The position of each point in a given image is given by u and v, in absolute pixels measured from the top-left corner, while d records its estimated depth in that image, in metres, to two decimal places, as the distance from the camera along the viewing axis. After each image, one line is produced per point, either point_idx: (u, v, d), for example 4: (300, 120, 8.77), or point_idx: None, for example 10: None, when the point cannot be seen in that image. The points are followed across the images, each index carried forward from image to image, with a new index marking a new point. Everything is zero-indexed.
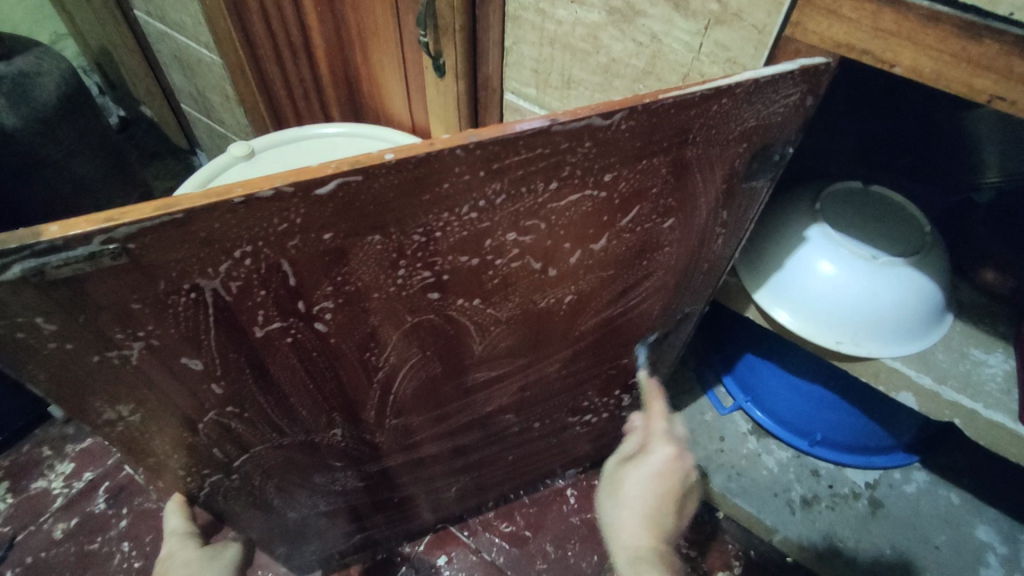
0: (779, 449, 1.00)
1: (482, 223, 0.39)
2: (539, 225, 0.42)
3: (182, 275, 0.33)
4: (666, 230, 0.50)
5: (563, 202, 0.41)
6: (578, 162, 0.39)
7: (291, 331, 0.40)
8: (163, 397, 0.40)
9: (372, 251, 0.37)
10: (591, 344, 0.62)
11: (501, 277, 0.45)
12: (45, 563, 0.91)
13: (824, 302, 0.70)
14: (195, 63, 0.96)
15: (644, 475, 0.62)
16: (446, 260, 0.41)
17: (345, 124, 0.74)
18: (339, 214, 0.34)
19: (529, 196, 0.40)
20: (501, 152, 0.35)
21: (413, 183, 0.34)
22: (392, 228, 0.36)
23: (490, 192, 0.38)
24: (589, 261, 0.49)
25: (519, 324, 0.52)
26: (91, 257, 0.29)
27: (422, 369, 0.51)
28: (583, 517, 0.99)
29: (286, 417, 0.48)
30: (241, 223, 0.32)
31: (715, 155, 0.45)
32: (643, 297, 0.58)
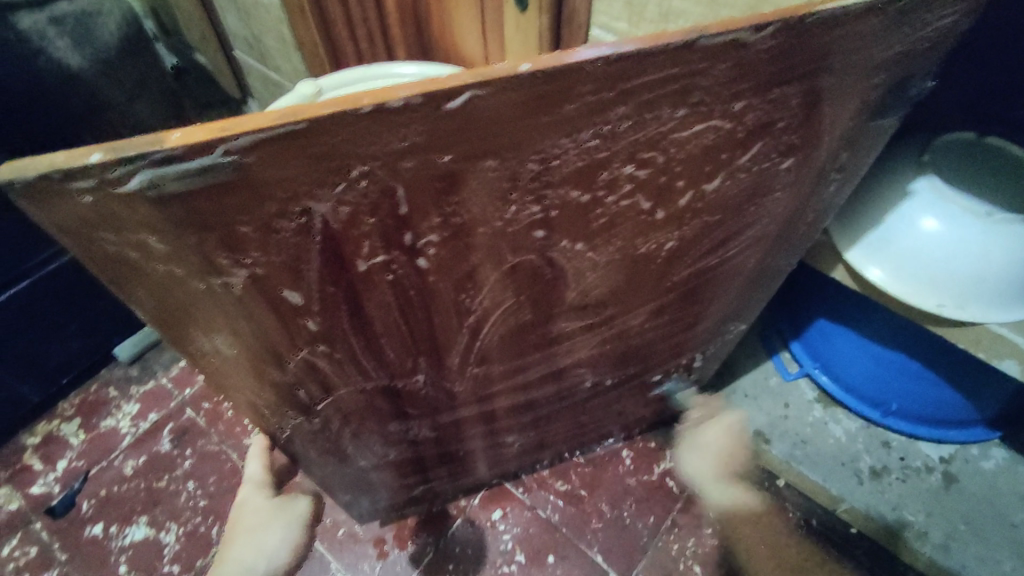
0: (847, 419, 0.96)
1: (600, 152, 0.35)
2: (657, 157, 0.38)
3: (293, 196, 0.30)
4: (782, 172, 0.46)
5: (686, 132, 0.37)
6: (713, 84, 0.34)
7: (392, 267, 0.38)
8: (259, 332, 0.39)
9: (485, 179, 0.34)
10: (678, 297, 0.59)
11: (609, 216, 0.41)
12: (119, 495, 0.95)
13: (925, 262, 0.65)
14: (252, 5, 0.93)
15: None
16: (558, 193, 0.37)
17: (426, 64, 0.70)
18: (460, 133, 0.30)
19: (654, 122, 0.35)
20: (634, 69, 0.31)
21: (539, 101, 0.30)
22: (509, 154, 0.33)
23: (614, 115, 0.33)
24: (698, 203, 0.45)
25: (616, 270, 0.49)
26: (207, 170, 0.27)
27: (512, 315, 0.49)
28: (639, 479, 0.97)
29: (374, 361, 0.47)
30: (360, 139, 0.29)
31: (852, 84, 0.40)
32: (740, 249, 0.54)
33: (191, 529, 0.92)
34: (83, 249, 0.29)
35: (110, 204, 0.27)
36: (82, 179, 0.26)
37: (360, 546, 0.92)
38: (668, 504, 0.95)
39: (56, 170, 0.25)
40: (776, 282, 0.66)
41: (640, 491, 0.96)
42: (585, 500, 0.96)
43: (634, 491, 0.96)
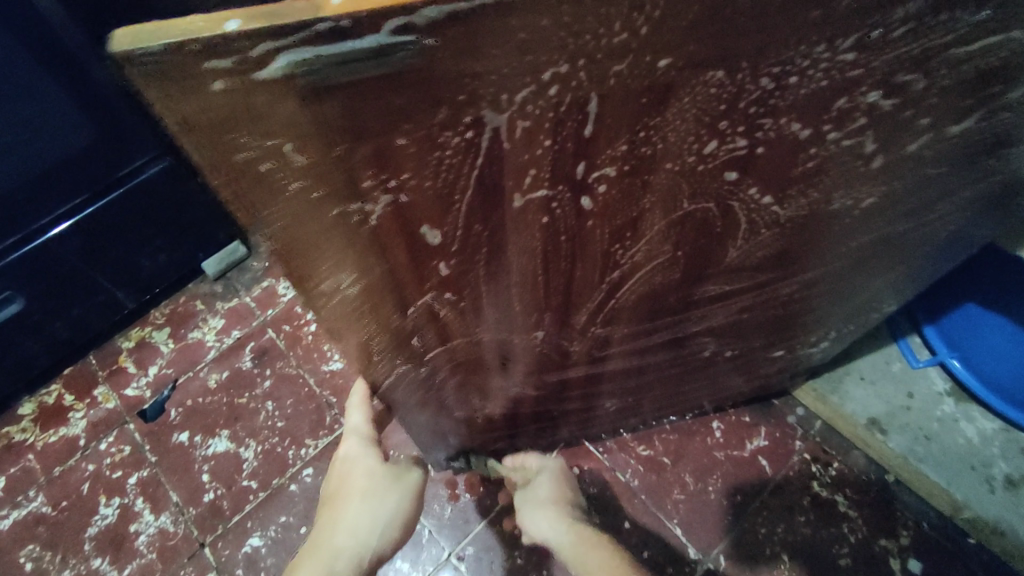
0: (983, 418, 0.84)
1: (853, 69, 0.27)
2: (916, 82, 0.29)
3: (469, 102, 0.23)
4: None
5: (970, 46, 0.27)
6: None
7: (552, 205, 0.31)
8: (386, 270, 0.33)
9: (702, 96, 0.26)
10: (843, 267, 0.49)
11: (818, 160, 0.33)
12: (203, 407, 0.96)
13: None
14: None
15: (549, 482, 0.70)
16: (777, 123, 0.29)
17: None
18: (698, 24, 0.22)
19: (938, 30, 0.26)
20: None
21: None
22: (741, 64, 0.25)
23: (896, 14, 0.25)
24: (926, 151, 0.35)
25: (795, 230, 0.40)
26: (380, 54, 0.20)
27: (660, 273, 0.41)
28: (729, 456, 0.90)
29: (499, 311, 0.41)
30: (574, 22, 0.21)
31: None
32: (942, 215, 0.44)
33: (269, 448, 0.93)
34: (208, 158, 0.23)
35: (250, 94, 0.20)
36: (221, 56, 0.19)
37: (431, 486, 0.90)
38: (759, 484, 0.88)
39: (191, 42, 0.18)
40: (957, 259, 0.55)
41: (729, 468, 0.89)
42: (668, 469, 0.90)
43: (723, 466, 0.90)
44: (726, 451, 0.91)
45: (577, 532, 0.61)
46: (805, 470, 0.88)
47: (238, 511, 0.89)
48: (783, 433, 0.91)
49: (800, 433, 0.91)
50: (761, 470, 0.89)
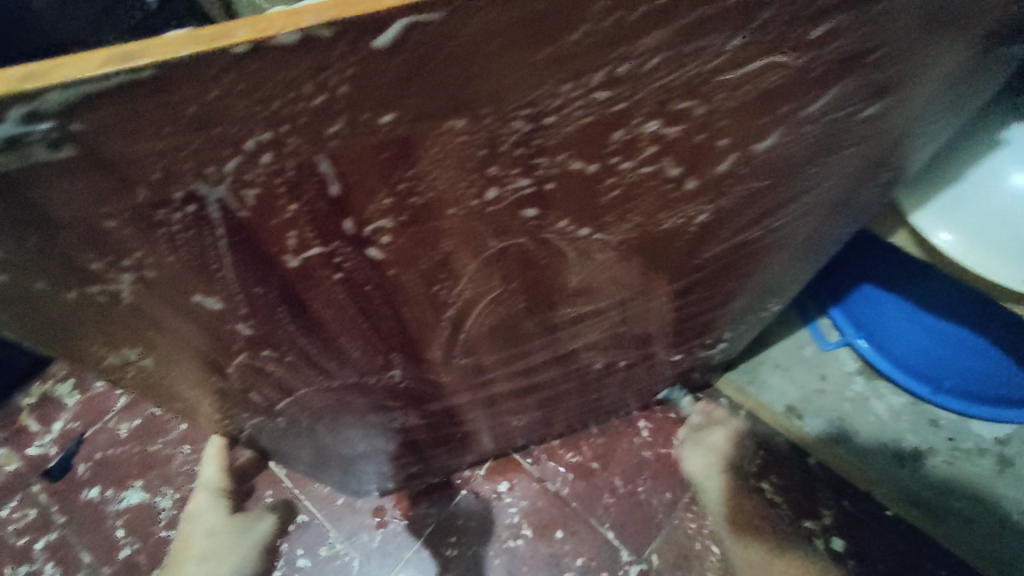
0: (892, 394, 0.87)
1: (616, 103, 0.25)
2: (697, 109, 0.27)
3: (168, 178, 0.21)
4: (860, 123, 0.34)
5: (742, 70, 0.26)
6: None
7: (336, 260, 0.29)
8: (177, 339, 0.31)
9: (451, 144, 0.24)
10: (707, 276, 0.48)
11: (623, 187, 0.31)
12: (114, 459, 0.92)
13: (1002, 222, 0.56)
14: None
15: (725, 436, 0.90)
16: (555, 160, 0.27)
17: None
18: (405, 80, 0.20)
19: (696, 58, 0.24)
20: None
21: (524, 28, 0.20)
22: (485, 113, 0.23)
23: (640, 48, 0.23)
24: (742, 168, 0.34)
25: (632, 251, 0.39)
26: (12, 144, 0.18)
27: (502, 303, 0.40)
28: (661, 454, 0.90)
29: (334, 358, 0.39)
30: (250, 93, 0.19)
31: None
32: (791, 218, 0.44)
33: (186, 496, 0.89)
34: None
35: None
36: None
37: (359, 515, 0.88)
38: (687, 480, 0.88)
39: None
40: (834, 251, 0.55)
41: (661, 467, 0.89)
42: (597, 473, 0.89)
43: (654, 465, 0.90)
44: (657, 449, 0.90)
45: None
46: (731, 462, 0.88)
47: (156, 565, 0.85)
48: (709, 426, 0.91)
49: (725, 424, 0.92)
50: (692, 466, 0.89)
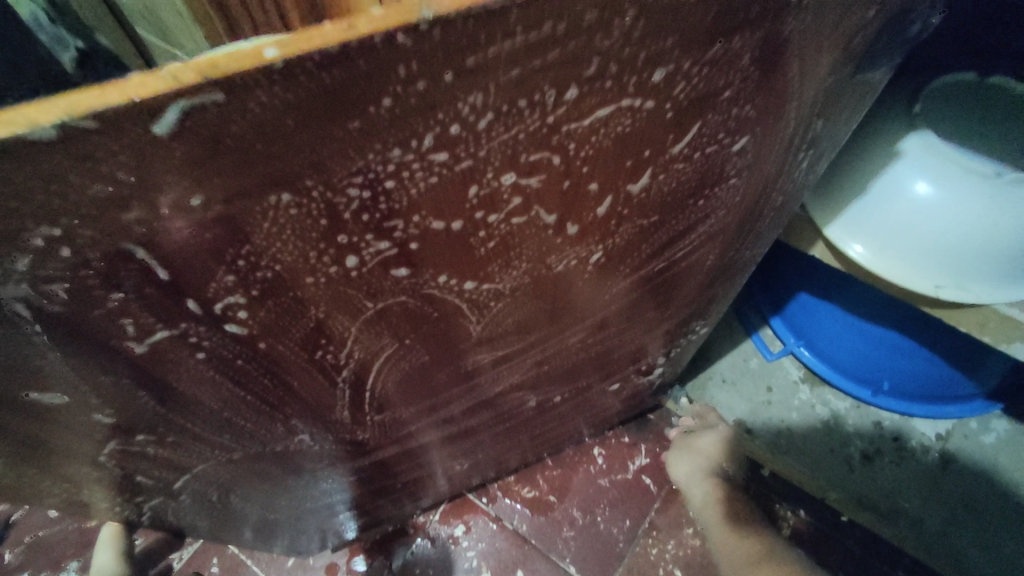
0: (836, 399, 0.88)
1: (459, 162, 0.25)
2: (551, 159, 0.27)
3: None
4: (734, 156, 0.34)
5: (584, 119, 0.26)
6: (614, 52, 0.23)
7: (192, 342, 0.27)
8: (28, 435, 0.29)
9: (284, 219, 0.23)
10: (623, 309, 0.48)
11: (499, 239, 0.31)
12: (44, 542, 0.86)
13: (913, 233, 0.57)
14: None
15: (712, 437, 0.83)
16: (411, 222, 0.27)
17: None
18: (204, 161, 0.19)
19: (531, 113, 0.24)
20: (479, 35, 0.20)
21: (326, 100, 0.19)
22: (312, 183, 0.22)
23: (465, 109, 0.22)
24: (624, 208, 0.34)
25: (530, 295, 0.38)
26: None
27: (404, 360, 0.38)
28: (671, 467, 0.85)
29: (227, 433, 0.37)
30: (21, 190, 0.18)
31: (825, 34, 0.29)
32: (694, 247, 0.44)
33: None
34: None
35: None
36: None
37: None
38: (645, 505, 0.87)
39: None
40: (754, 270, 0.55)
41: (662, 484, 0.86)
42: (555, 507, 0.87)
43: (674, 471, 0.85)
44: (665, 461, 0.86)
45: (705, 484, 0.79)
46: None
47: None
48: (664, 447, 0.91)
49: None
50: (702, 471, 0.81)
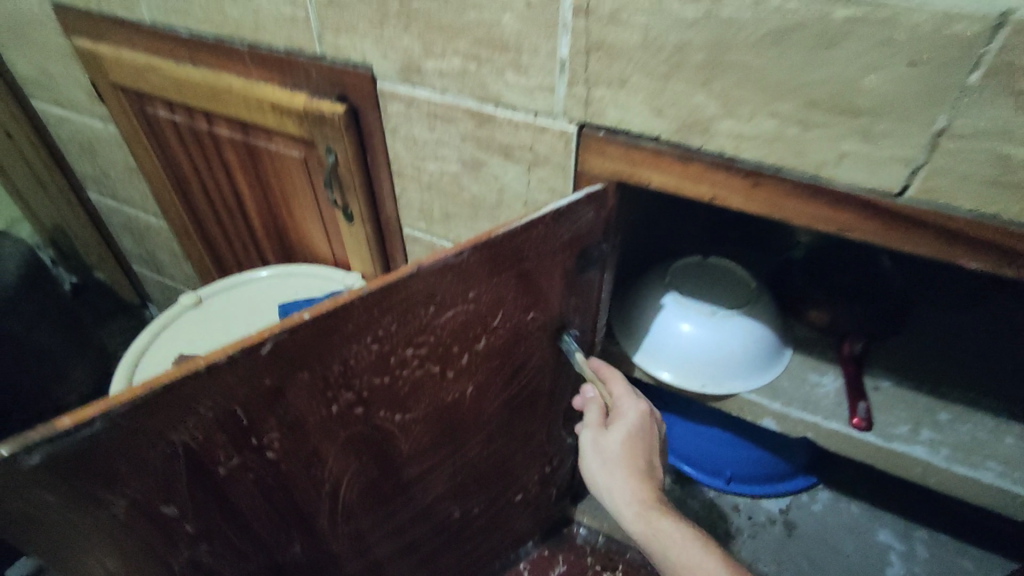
0: (701, 491, 1.13)
1: (383, 347, 0.53)
2: (428, 339, 0.56)
3: (159, 435, 0.43)
4: (530, 323, 0.65)
5: (440, 319, 0.56)
6: (447, 290, 0.54)
7: (248, 462, 0.51)
8: (141, 550, 0.49)
9: (304, 385, 0.50)
10: (499, 424, 0.74)
11: (408, 382, 0.58)
12: None
13: (684, 355, 0.88)
14: (145, 228, 1.25)
15: (625, 438, 0.64)
16: (362, 379, 0.54)
17: (275, 267, 0.95)
18: (276, 362, 0.46)
19: (413, 320, 0.54)
20: (388, 296, 0.50)
21: (328, 329, 0.48)
22: (321, 366, 0.50)
23: (384, 324, 0.52)
24: (475, 358, 0.63)
25: (432, 418, 0.65)
26: (89, 438, 0.40)
27: (360, 471, 0.62)
28: (609, 437, 0.65)
29: (250, 540, 0.56)
30: (204, 387, 0.43)
31: (549, 263, 0.61)
32: (531, 377, 0.73)
33: None
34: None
35: (15, 478, 0.39)
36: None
37: None
38: None
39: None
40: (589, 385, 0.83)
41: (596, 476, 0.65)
42: None
43: (628, 446, 0.64)
44: (592, 432, 0.67)
45: (642, 523, 0.61)
46: None
47: None
48: (577, 554, 1.09)
49: (589, 549, 1.09)
50: (648, 430, 0.65)
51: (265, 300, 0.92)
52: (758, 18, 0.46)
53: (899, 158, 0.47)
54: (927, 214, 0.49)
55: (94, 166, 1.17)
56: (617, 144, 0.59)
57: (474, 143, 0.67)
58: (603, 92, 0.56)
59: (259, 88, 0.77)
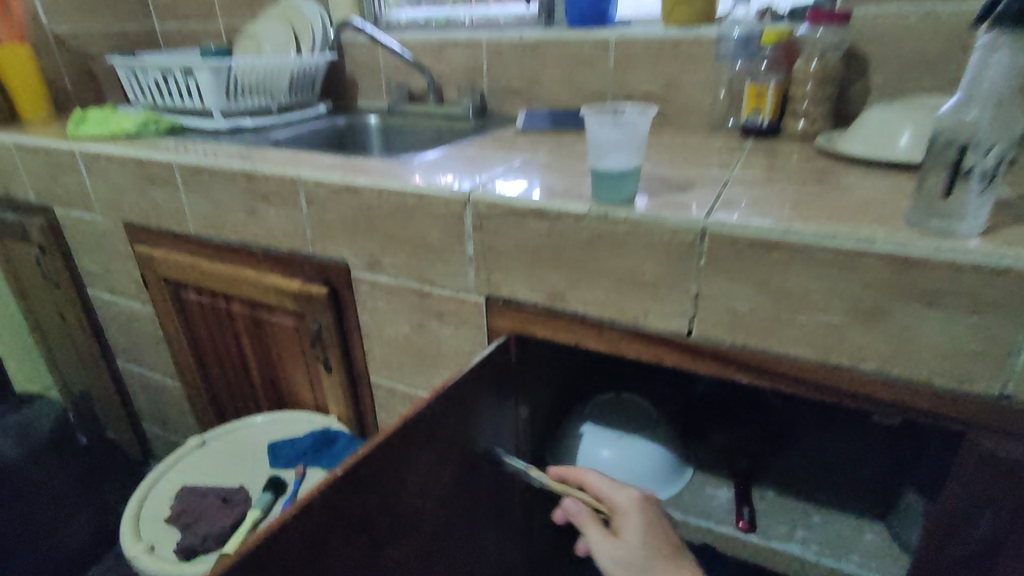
0: None
1: (388, 496, 0.66)
2: (417, 483, 0.69)
3: None
4: (479, 455, 0.81)
5: (423, 461, 0.70)
6: (424, 435, 0.69)
7: None
8: None
9: (335, 543, 0.60)
10: (468, 555, 0.85)
11: (407, 525, 0.69)
12: None
13: (598, 475, 1.04)
14: (160, 389, 1.47)
15: (638, 527, 0.75)
16: (375, 528, 0.65)
17: (268, 413, 1.15)
18: (316, 523, 0.57)
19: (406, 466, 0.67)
20: (387, 449, 0.64)
21: (350, 484, 0.61)
22: (352, 508, 0.61)
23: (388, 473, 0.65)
24: (450, 494, 0.76)
25: (425, 561, 0.74)
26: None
27: None
28: (624, 534, 0.75)
29: None
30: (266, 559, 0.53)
31: (482, 400, 0.80)
32: (489, 503, 0.86)
33: None
34: None
35: None
36: None
37: None
38: None
39: None
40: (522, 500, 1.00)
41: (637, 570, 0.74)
42: None
43: (647, 530, 0.75)
44: (598, 534, 0.76)
45: None
46: None
47: None
48: None
49: None
50: (656, 513, 0.77)
51: (256, 443, 1.11)
52: (577, 231, 0.74)
53: (678, 312, 0.73)
54: (709, 347, 0.73)
55: (126, 339, 1.44)
56: (511, 310, 0.85)
57: (417, 311, 0.94)
58: (496, 275, 0.83)
59: (268, 276, 1.06)
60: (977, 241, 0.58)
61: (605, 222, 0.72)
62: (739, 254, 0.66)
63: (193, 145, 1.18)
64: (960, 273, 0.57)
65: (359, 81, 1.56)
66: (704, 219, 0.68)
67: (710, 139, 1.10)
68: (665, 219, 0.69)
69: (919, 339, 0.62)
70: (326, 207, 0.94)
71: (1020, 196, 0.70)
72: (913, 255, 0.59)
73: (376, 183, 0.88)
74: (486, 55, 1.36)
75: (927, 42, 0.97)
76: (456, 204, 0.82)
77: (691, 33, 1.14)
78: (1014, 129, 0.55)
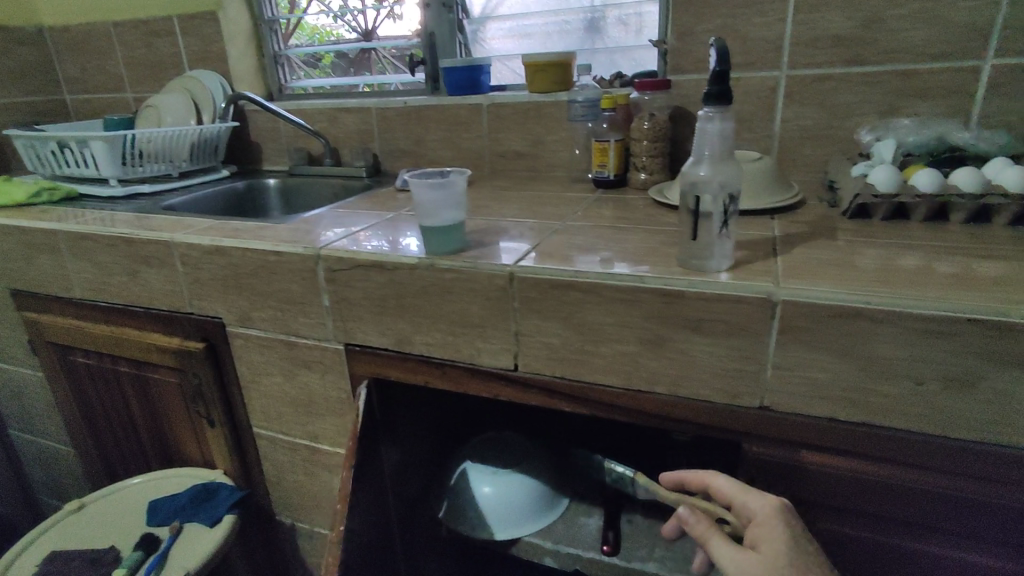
0: None
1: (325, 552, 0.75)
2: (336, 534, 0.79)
3: None
4: (372, 487, 0.93)
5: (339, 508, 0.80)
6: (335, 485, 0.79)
7: None
8: None
9: None
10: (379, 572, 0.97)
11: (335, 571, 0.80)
12: None
13: (477, 511, 1.08)
14: (54, 456, 1.45)
15: (781, 534, 0.60)
16: None
17: (146, 474, 1.18)
18: None
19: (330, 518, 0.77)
20: None
21: None
22: None
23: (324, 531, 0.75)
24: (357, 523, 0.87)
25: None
26: None
27: None
28: (764, 548, 0.60)
29: None
30: None
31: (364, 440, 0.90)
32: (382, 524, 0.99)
33: None
34: None
35: None
36: None
37: None
38: None
39: None
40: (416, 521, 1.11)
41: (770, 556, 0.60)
42: None
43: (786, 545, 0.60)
44: (722, 547, 0.62)
45: None
46: None
47: None
48: None
49: None
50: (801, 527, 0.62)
51: (132, 503, 1.14)
52: (413, 279, 0.82)
53: (505, 349, 0.80)
54: (534, 380, 0.81)
55: (19, 406, 1.42)
56: (369, 355, 0.91)
57: (288, 360, 0.99)
58: (351, 323, 0.90)
59: (150, 335, 1.10)
60: (724, 274, 0.68)
61: (433, 271, 0.80)
62: (544, 294, 0.75)
63: (83, 213, 1.22)
64: (709, 302, 0.66)
65: (262, 145, 1.64)
66: (513, 265, 0.77)
67: (569, 191, 1.21)
68: (480, 266, 0.77)
69: (691, 362, 0.70)
70: (197, 266, 0.99)
71: (786, 234, 0.82)
72: (673, 289, 0.68)
73: (241, 244, 0.94)
74: (376, 120, 1.47)
75: (743, 104, 1.13)
76: (310, 260, 0.89)
77: (550, 97, 1.27)
78: (737, 181, 0.68)
